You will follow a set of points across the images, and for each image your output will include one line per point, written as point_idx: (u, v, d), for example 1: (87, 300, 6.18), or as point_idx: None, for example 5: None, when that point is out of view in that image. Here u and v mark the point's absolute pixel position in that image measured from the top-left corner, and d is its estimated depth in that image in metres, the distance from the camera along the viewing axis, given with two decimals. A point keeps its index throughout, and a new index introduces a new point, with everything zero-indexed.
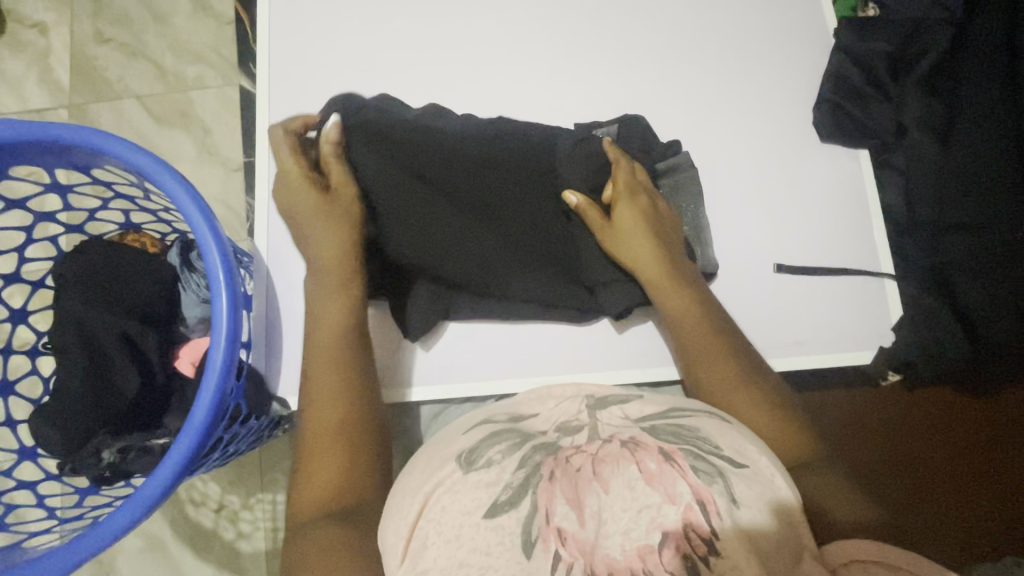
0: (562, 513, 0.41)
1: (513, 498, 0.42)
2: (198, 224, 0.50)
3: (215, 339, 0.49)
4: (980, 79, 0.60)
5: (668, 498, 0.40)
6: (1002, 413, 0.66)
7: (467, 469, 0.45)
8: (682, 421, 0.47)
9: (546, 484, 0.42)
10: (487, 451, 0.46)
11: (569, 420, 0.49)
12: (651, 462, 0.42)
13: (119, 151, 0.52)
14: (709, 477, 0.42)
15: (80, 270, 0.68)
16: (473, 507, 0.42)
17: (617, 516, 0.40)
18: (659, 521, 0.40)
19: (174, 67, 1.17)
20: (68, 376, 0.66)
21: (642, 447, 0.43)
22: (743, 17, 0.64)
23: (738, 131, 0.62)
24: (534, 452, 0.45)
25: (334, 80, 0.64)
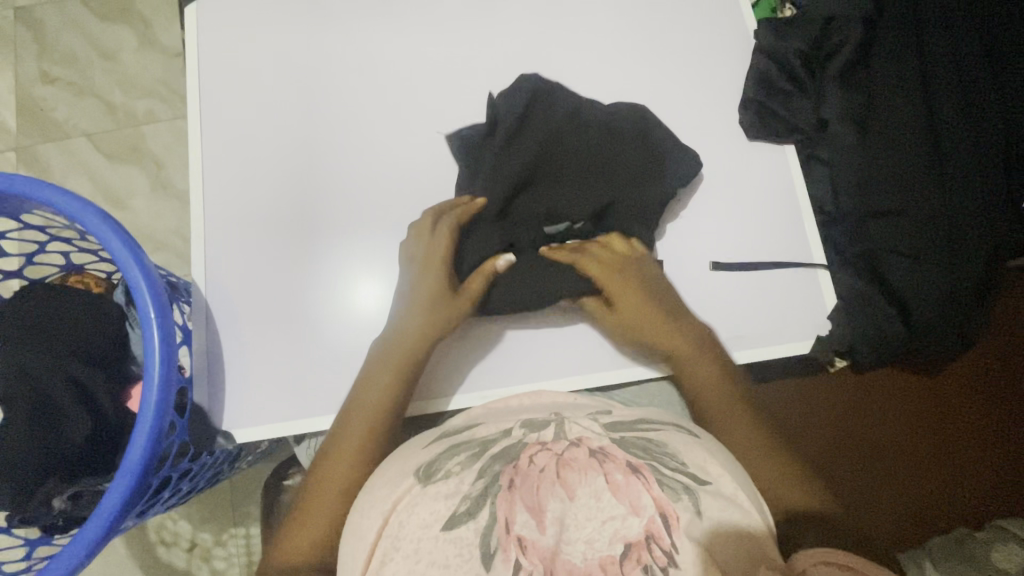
0: (522, 522, 0.42)
1: (471, 509, 0.43)
2: (125, 260, 0.50)
3: (149, 375, 0.49)
4: (892, 70, 0.63)
5: (632, 509, 0.42)
6: (945, 390, 0.68)
7: (427, 482, 0.47)
8: (650, 433, 0.49)
9: (506, 494, 0.43)
10: (447, 462, 0.48)
11: (536, 419, 0.51)
12: (618, 474, 0.44)
13: (44, 192, 0.51)
14: (672, 491, 0.43)
15: (20, 315, 0.67)
16: (431, 519, 0.44)
17: (579, 524, 0.42)
18: (623, 533, 0.41)
19: (124, 102, 1.16)
20: (13, 424, 0.64)
21: (610, 459, 0.45)
22: (670, 23, 0.66)
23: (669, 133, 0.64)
24: (494, 461, 0.47)
25: (271, 110, 0.64)
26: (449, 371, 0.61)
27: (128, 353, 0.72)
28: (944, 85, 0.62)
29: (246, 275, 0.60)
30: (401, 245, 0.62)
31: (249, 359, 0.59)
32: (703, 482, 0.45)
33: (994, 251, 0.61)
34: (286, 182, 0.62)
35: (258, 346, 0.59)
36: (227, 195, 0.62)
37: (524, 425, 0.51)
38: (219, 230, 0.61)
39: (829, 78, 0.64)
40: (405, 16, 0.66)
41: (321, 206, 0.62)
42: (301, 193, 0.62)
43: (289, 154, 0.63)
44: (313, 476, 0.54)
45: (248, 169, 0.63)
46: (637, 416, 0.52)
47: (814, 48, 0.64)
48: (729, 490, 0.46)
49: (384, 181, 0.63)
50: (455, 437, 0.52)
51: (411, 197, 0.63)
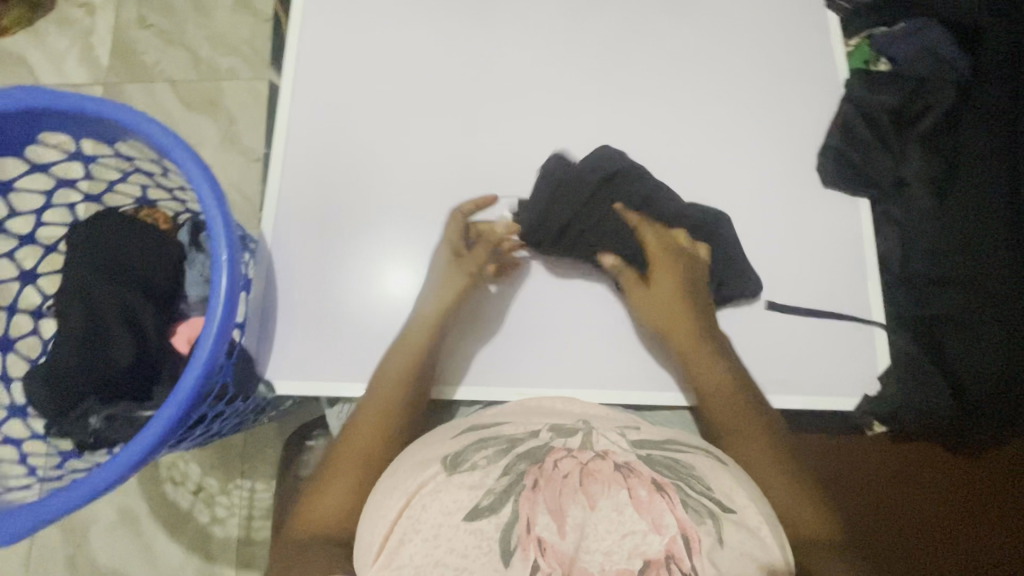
0: (543, 523, 0.42)
1: (493, 504, 0.44)
2: (208, 201, 0.52)
3: (210, 314, 0.50)
4: (983, 141, 0.62)
5: (653, 526, 0.42)
6: (988, 479, 0.66)
7: (452, 472, 0.48)
8: (679, 454, 0.49)
9: (528, 493, 0.44)
10: (473, 454, 0.49)
11: (562, 424, 0.52)
12: (642, 490, 0.43)
13: (144, 126, 0.54)
14: (696, 513, 0.43)
15: (92, 239, 0.70)
16: (453, 508, 0.45)
17: (597, 536, 0.42)
18: (642, 549, 0.41)
19: (209, 56, 1.21)
20: (67, 339, 0.67)
21: (635, 474, 0.45)
22: (760, 60, 0.67)
23: (744, 167, 0.64)
24: (518, 459, 0.47)
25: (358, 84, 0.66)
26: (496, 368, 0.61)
27: (181, 291, 0.74)
28: None
29: (311, 236, 0.62)
30: None
31: (299, 315, 0.61)
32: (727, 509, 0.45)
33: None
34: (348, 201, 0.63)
35: (309, 306, 0.61)
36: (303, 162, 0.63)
37: (553, 427, 0.51)
38: (293, 189, 0.63)
39: (914, 140, 0.63)
40: (504, 14, 0.68)
41: (391, 187, 0.64)
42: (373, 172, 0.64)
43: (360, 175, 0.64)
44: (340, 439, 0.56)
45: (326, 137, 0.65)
46: (670, 437, 0.51)
47: (903, 105, 0.63)
48: (749, 517, 0.45)
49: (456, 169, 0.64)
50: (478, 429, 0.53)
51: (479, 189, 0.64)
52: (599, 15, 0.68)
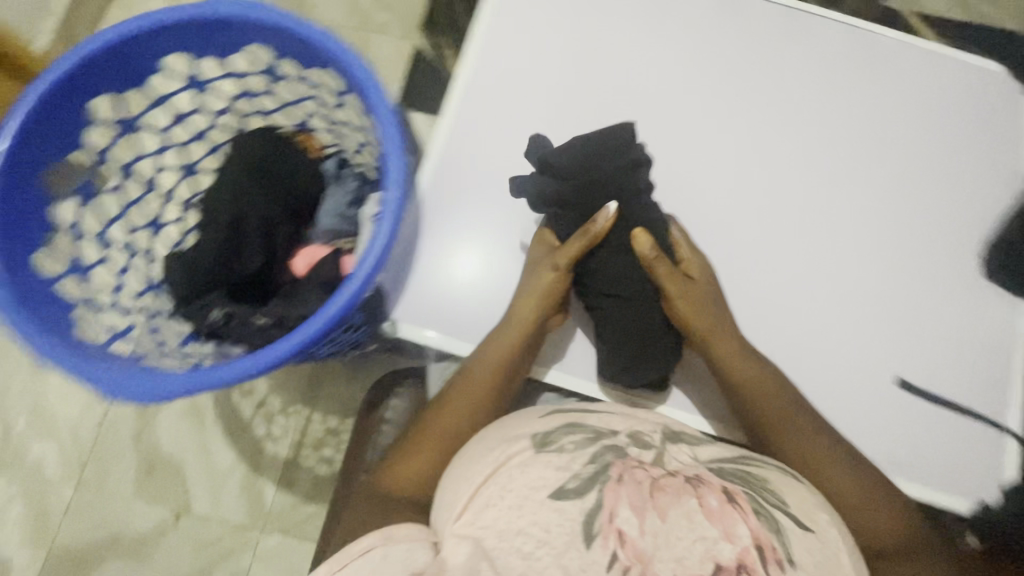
0: (624, 518, 0.44)
1: (579, 488, 0.46)
2: (390, 145, 0.55)
3: (372, 244, 0.53)
4: None
5: (725, 535, 0.44)
6: None
7: (539, 449, 0.50)
8: (750, 466, 0.52)
9: (613, 484, 0.46)
10: (562, 437, 0.50)
11: (642, 434, 0.53)
12: (713, 500, 0.45)
13: (345, 58, 0.56)
14: (768, 522, 0.46)
15: (247, 150, 0.74)
16: (539, 484, 0.47)
17: (674, 538, 0.44)
18: (713, 554, 0.43)
19: (367, 9, 1.27)
20: (210, 237, 0.72)
21: (705, 485, 0.47)
22: (922, 144, 0.68)
23: (888, 239, 0.66)
24: (605, 451, 0.49)
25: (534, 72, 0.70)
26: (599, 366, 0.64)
27: (312, 217, 0.77)
28: None
29: (463, 199, 0.67)
30: None
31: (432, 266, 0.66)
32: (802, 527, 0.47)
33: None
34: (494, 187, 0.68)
35: (442, 259, 0.66)
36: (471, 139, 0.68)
37: (632, 435, 0.52)
38: (459, 153, 0.68)
39: None
40: (688, 39, 0.71)
41: None
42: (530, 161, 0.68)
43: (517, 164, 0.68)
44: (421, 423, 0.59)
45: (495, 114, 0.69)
46: (740, 455, 0.53)
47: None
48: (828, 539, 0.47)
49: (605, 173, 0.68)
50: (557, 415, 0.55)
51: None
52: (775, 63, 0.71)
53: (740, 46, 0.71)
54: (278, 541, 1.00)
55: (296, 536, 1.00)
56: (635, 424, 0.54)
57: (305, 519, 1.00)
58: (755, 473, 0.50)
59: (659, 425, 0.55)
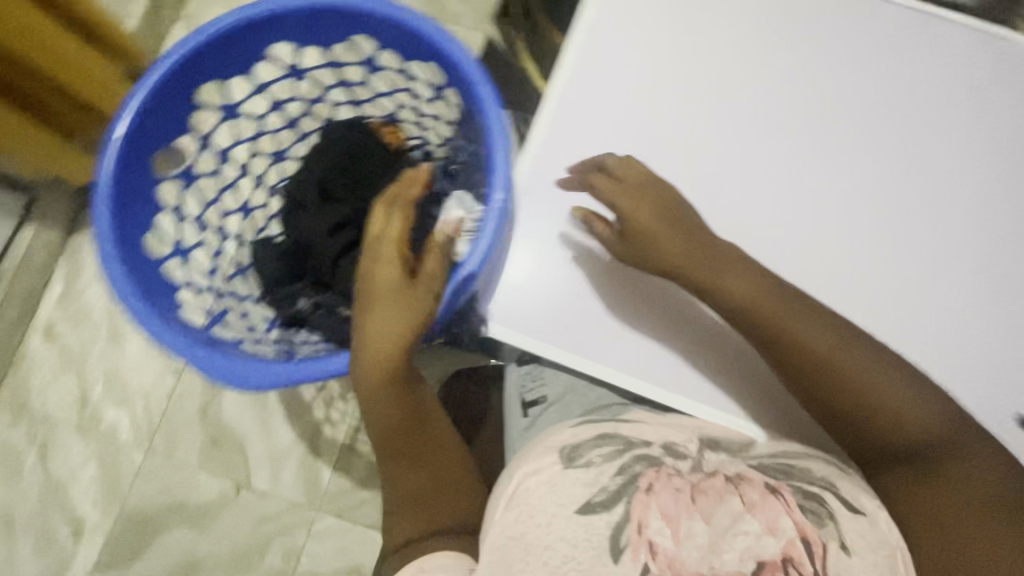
0: (656, 527, 0.49)
1: (605, 501, 0.51)
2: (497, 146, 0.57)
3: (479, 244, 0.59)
4: None
5: (767, 528, 0.48)
6: None
7: (568, 464, 0.54)
8: (791, 458, 0.60)
9: (642, 496, 0.51)
10: (589, 452, 0.55)
11: (676, 444, 0.59)
12: (754, 496, 0.51)
13: (455, 55, 0.58)
14: (817, 517, 0.50)
15: (338, 142, 0.74)
16: (568, 500, 0.51)
17: (716, 540, 0.48)
18: (755, 552, 0.47)
19: None
20: (300, 223, 0.73)
21: (747, 483, 0.53)
22: (966, 195, 0.80)
23: None
24: (634, 461, 0.54)
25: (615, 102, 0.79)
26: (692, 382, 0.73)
27: None
28: None
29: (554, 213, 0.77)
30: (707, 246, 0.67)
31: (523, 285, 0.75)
32: (852, 510, 0.52)
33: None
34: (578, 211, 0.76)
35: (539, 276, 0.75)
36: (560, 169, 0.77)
37: (665, 446, 0.58)
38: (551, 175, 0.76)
39: None
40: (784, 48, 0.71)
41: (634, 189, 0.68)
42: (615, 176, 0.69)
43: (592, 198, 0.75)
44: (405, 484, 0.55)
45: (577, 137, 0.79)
46: (775, 450, 0.61)
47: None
48: (880, 519, 0.52)
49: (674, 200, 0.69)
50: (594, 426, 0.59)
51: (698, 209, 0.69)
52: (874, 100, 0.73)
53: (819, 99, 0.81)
54: (332, 523, 1.02)
55: (350, 520, 1.02)
56: (668, 436, 0.60)
57: (358, 504, 1.02)
58: (801, 466, 0.57)
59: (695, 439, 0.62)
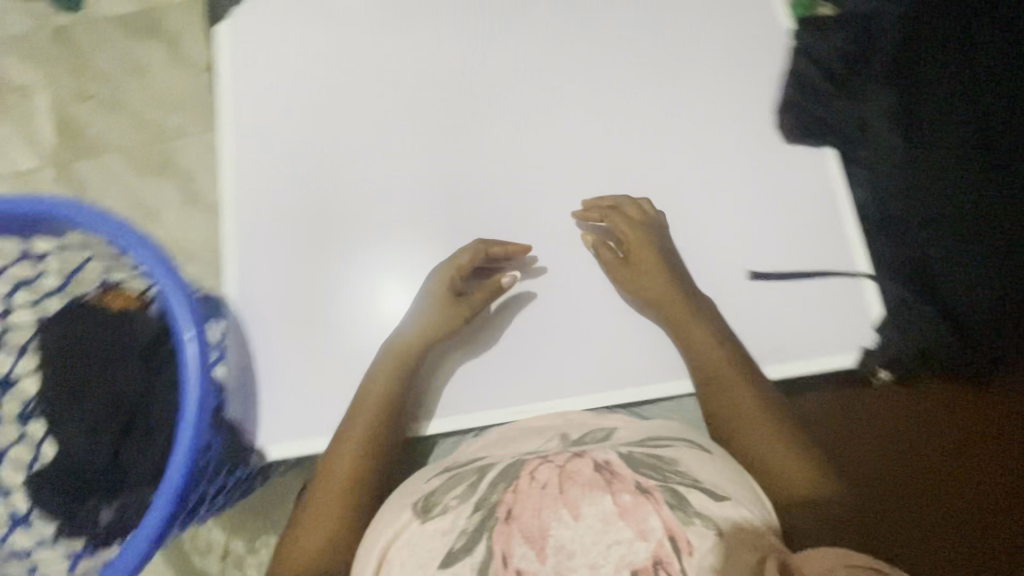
0: (521, 554, 0.42)
1: (465, 545, 0.43)
2: (164, 281, 0.52)
3: (188, 390, 0.50)
4: (942, 71, 0.60)
5: (638, 532, 0.42)
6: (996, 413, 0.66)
7: (424, 518, 0.48)
8: (661, 448, 0.51)
9: (504, 526, 0.44)
10: (442, 497, 0.49)
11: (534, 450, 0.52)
12: (626, 495, 0.44)
13: (88, 217, 0.54)
14: (683, 514, 0.43)
15: (65, 340, 0.68)
16: (428, 558, 0.44)
17: (584, 546, 0.41)
18: (628, 559, 0.41)
19: (156, 117, 1.20)
20: (64, 439, 0.66)
21: (616, 476, 0.46)
22: (691, 23, 0.66)
23: (719, 146, 0.62)
24: (490, 491, 0.47)
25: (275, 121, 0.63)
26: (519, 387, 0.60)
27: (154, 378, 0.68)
28: (994, 99, 0.59)
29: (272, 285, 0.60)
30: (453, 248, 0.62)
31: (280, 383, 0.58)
32: (721, 499, 0.45)
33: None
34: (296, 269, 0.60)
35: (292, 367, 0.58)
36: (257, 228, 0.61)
37: (529, 449, 0.52)
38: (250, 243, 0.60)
39: (873, 78, 0.61)
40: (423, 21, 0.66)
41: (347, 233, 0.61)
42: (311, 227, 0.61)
43: (307, 244, 0.61)
44: (320, 473, 0.54)
45: (247, 192, 0.62)
46: (650, 435, 0.53)
47: (855, 49, 0.62)
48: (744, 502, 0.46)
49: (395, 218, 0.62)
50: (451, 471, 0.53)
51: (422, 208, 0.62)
52: (535, 9, 0.66)
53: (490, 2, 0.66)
54: None
55: None
56: (524, 448, 0.52)
57: None
58: (668, 458, 0.48)
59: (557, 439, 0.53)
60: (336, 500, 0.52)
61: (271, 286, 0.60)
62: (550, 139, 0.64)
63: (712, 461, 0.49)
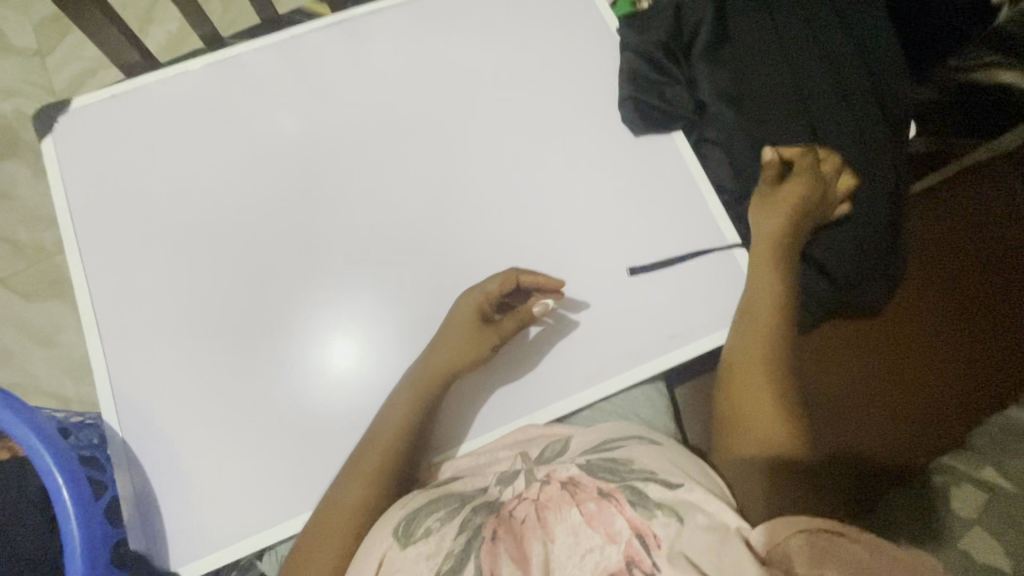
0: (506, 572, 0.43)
1: (453, 567, 0.45)
2: (17, 429, 0.48)
3: (68, 536, 0.48)
4: (753, 42, 0.65)
5: (608, 536, 0.44)
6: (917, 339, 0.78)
7: (406, 543, 0.48)
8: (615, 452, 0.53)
9: (489, 545, 0.45)
10: (425, 520, 0.49)
11: (505, 470, 0.54)
12: (592, 503, 0.47)
13: None
14: (645, 509, 0.46)
15: None
16: None
17: (563, 565, 0.44)
18: (603, 563, 0.43)
19: (31, 239, 1.13)
20: None
21: (581, 488, 0.49)
22: (519, 38, 0.68)
23: (585, 148, 0.65)
24: (472, 514, 0.49)
25: (128, 226, 0.61)
26: (447, 427, 0.60)
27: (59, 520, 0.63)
28: (803, 58, 0.65)
29: (164, 393, 0.57)
30: (360, 301, 0.60)
31: (193, 489, 0.55)
32: (673, 486, 0.48)
33: (897, 160, 0.66)
34: (183, 369, 0.58)
35: (205, 474, 0.55)
36: (133, 337, 0.58)
37: (500, 478, 0.54)
38: (134, 354, 0.58)
39: (697, 61, 0.65)
40: (272, 93, 0.65)
41: (239, 314, 0.59)
42: (191, 322, 0.59)
43: (203, 334, 0.58)
44: (324, 497, 0.54)
45: (117, 304, 0.59)
46: (608, 438, 0.56)
47: (672, 37, 0.66)
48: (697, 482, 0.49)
49: (285, 288, 0.60)
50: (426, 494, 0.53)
51: (302, 274, 0.60)
52: (372, 59, 0.66)
53: (322, 59, 0.66)
54: None
55: None
56: (496, 470, 0.55)
57: None
58: (622, 459, 0.52)
59: (515, 457, 0.55)
60: (342, 522, 0.53)
61: (160, 393, 0.57)
62: (416, 176, 0.63)
63: (659, 453, 0.52)
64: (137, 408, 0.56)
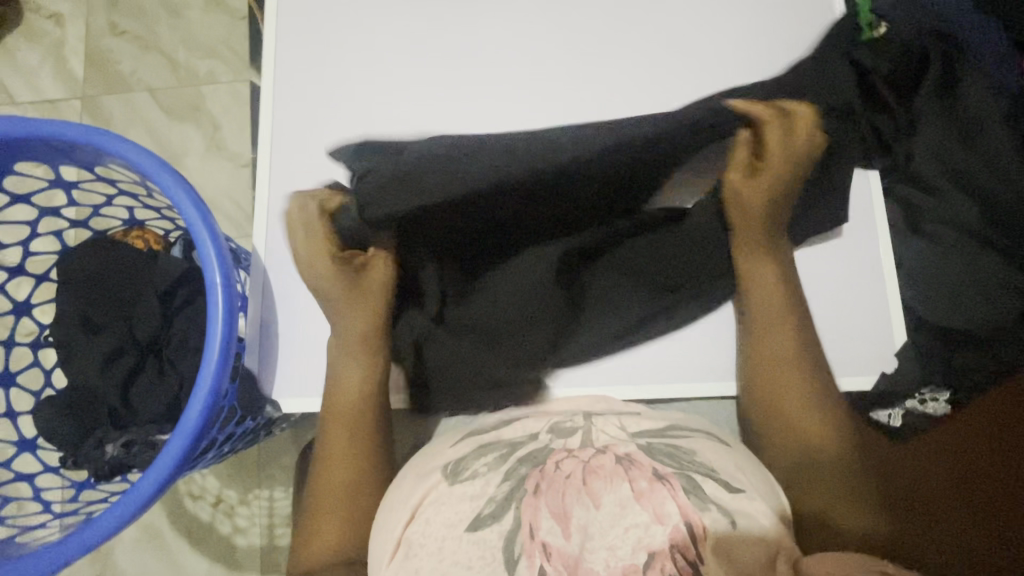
0: (546, 527, 0.39)
1: (495, 512, 0.41)
2: (197, 224, 0.50)
3: (211, 336, 0.50)
4: (984, 106, 0.59)
5: (656, 517, 0.39)
6: None
7: (452, 482, 0.45)
8: (678, 441, 0.47)
9: (530, 499, 0.41)
10: (473, 463, 0.46)
11: (562, 423, 0.49)
12: (643, 481, 0.41)
13: (122, 150, 0.53)
14: (698, 499, 0.41)
15: (83, 270, 0.68)
16: (455, 519, 0.41)
17: (603, 532, 0.39)
18: (645, 542, 0.39)
19: (186, 60, 1.18)
20: (79, 366, 0.66)
21: (636, 465, 0.43)
22: (735, 24, 0.64)
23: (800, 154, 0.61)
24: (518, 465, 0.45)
25: (316, 85, 0.64)
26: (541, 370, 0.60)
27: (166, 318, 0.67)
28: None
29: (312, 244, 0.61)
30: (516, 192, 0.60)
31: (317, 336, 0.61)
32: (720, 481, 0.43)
33: None
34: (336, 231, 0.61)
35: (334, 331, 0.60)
36: (302, 180, 0.63)
37: (552, 428, 0.48)
38: (296, 197, 0.62)
39: (922, 107, 0.60)
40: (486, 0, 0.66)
41: None
42: None
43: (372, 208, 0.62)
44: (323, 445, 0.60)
45: (293, 146, 0.63)
46: (667, 424, 0.49)
47: (901, 70, 0.60)
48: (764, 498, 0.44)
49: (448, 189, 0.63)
50: (481, 438, 0.49)
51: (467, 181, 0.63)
52: None
53: None
54: None
55: None
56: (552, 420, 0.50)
57: None
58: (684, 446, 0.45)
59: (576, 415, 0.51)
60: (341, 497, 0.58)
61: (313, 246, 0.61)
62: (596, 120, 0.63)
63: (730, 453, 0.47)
64: (283, 251, 0.61)
